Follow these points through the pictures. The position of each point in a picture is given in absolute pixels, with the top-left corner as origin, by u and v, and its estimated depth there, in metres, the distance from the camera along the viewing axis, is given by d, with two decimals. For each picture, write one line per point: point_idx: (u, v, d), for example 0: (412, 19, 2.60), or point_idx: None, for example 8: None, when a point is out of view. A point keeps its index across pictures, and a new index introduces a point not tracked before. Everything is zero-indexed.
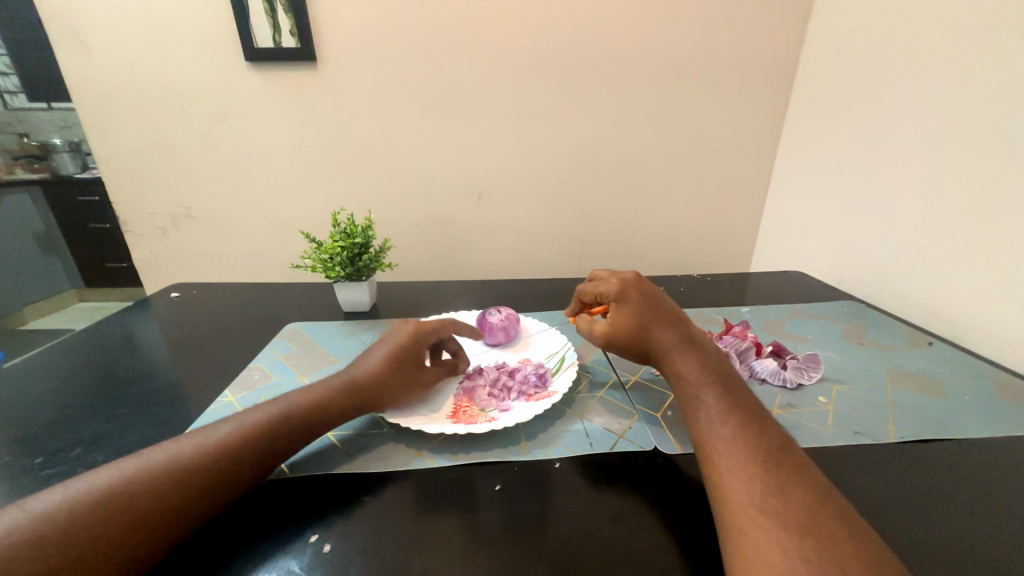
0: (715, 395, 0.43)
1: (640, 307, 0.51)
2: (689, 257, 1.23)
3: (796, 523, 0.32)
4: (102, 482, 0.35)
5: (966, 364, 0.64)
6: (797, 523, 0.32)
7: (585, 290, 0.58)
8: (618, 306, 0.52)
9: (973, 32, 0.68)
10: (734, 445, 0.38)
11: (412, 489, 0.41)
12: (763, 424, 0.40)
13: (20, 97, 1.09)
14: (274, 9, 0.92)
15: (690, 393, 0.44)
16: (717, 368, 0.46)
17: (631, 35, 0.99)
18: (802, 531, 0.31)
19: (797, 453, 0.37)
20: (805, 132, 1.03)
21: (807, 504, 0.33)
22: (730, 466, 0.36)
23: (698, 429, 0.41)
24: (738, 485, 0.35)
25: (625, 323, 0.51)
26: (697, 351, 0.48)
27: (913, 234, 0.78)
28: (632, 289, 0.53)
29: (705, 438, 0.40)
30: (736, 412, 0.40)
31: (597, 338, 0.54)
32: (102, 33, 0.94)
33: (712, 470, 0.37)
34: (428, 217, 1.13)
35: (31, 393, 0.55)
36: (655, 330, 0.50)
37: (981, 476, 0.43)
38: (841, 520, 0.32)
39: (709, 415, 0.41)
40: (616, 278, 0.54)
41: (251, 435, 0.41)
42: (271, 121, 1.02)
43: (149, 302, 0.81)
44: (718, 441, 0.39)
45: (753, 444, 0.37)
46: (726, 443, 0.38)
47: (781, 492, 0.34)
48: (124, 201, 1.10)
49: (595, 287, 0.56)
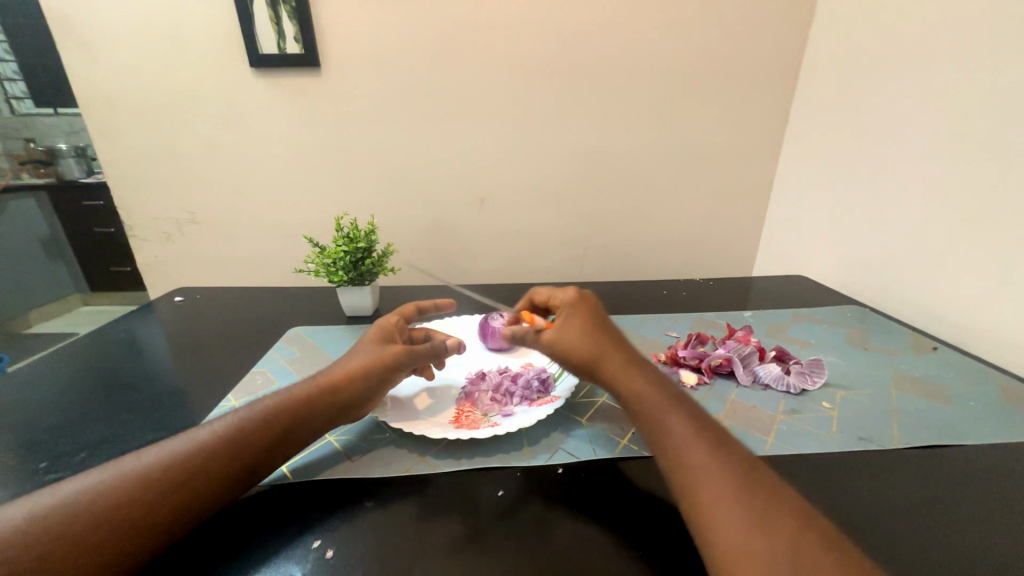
0: (677, 416, 0.40)
1: (591, 315, 0.49)
2: (692, 261, 1.23)
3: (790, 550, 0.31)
4: (90, 489, 0.35)
5: (970, 370, 0.63)
6: (793, 548, 0.31)
7: (538, 296, 0.58)
8: (569, 310, 0.50)
9: (976, 37, 0.68)
10: (712, 471, 0.36)
11: (415, 494, 0.41)
12: (730, 446, 0.38)
13: (26, 103, 1.12)
14: (278, 15, 0.93)
15: (653, 417, 0.41)
16: (672, 387, 0.43)
17: (633, 41, 0.99)
18: (797, 558, 0.30)
19: (766, 470, 0.36)
20: (808, 136, 1.03)
21: (794, 529, 0.32)
22: (713, 497, 0.34)
23: (669, 458, 0.38)
24: (724, 515, 0.33)
25: (578, 326, 0.48)
26: (645, 367, 0.45)
27: (916, 239, 0.78)
28: (584, 297, 0.52)
29: (678, 467, 0.37)
30: (702, 433, 0.38)
31: (541, 342, 0.50)
32: (108, 39, 0.95)
33: (693, 502, 0.35)
34: (430, 221, 1.13)
35: (33, 399, 0.55)
36: (608, 341, 0.47)
37: (987, 482, 0.43)
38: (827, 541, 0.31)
39: (677, 441, 0.38)
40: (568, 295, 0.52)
41: (240, 436, 0.40)
42: (275, 126, 1.03)
43: (153, 306, 0.82)
44: (694, 471, 0.36)
45: (730, 469, 0.36)
46: (703, 471, 0.36)
47: (767, 518, 0.32)
48: (129, 205, 1.10)
49: (551, 291, 0.56)
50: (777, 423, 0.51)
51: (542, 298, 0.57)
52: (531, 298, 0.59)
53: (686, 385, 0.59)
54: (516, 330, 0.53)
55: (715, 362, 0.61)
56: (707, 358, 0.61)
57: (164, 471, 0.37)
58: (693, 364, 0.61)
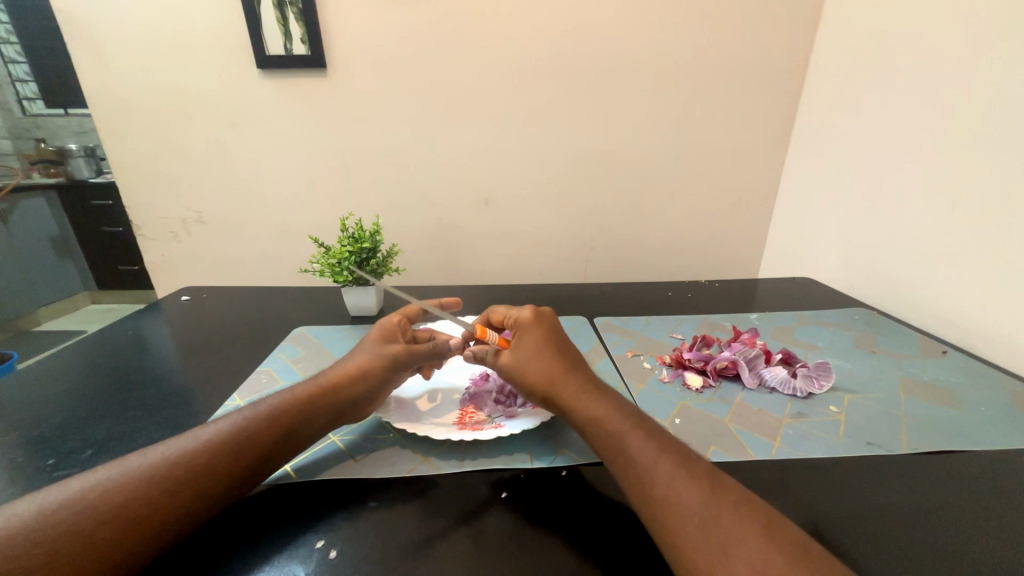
0: (639, 436, 0.40)
1: (546, 337, 0.51)
2: (698, 263, 1.22)
3: (762, 565, 0.30)
4: (96, 486, 0.36)
5: (980, 374, 0.62)
6: (765, 563, 0.31)
7: (493, 315, 0.57)
8: (523, 334, 0.52)
9: (986, 38, 0.67)
10: (677, 490, 0.36)
11: (419, 495, 0.41)
12: (692, 463, 0.38)
13: (37, 104, 1.13)
14: (285, 17, 0.93)
15: (614, 441, 0.41)
16: (629, 408, 0.44)
17: (639, 42, 0.99)
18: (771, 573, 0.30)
19: (736, 484, 0.37)
20: (815, 137, 1.02)
21: (770, 539, 0.32)
22: (686, 515, 0.34)
23: (635, 481, 0.38)
24: (700, 533, 0.33)
25: (533, 350, 0.49)
26: (601, 390, 0.46)
27: (924, 242, 0.77)
28: (538, 319, 0.53)
29: (647, 489, 0.37)
30: (666, 451, 0.39)
31: (500, 365, 0.51)
32: (117, 41, 0.96)
33: (665, 522, 0.35)
34: (435, 222, 1.13)
35: (41, 397, 0.56)
36: (563, 366, 0.48)
37: (1000, 488, 0.42)
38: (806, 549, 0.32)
39: (639, 464, 0.38)
40: (522, 317, 0.53)
41: (242, 435, 0.41)
42: (281, 126, 1.03)
43: (160, 305, 0.82)
44: (663, 490, 0.36)
45: (694, 486, 0.36)
46: (672, 489, 0.36)
47: (743, 530, 0.33)
48: (137, 205, 1.11)
49: (507, 311, 0.56)
50: (783, 427, 0.51)
51: (497, 317, 0.57)
52: (487, 317, 0.58)
53: (691, 388, 0.58)
54: (475, 350, 0.54)
55: (720, 365, 0.60)
56: (712, 361, 0.61)
57: (168, 469, 0.37)
58: (698, 366, 0.61)
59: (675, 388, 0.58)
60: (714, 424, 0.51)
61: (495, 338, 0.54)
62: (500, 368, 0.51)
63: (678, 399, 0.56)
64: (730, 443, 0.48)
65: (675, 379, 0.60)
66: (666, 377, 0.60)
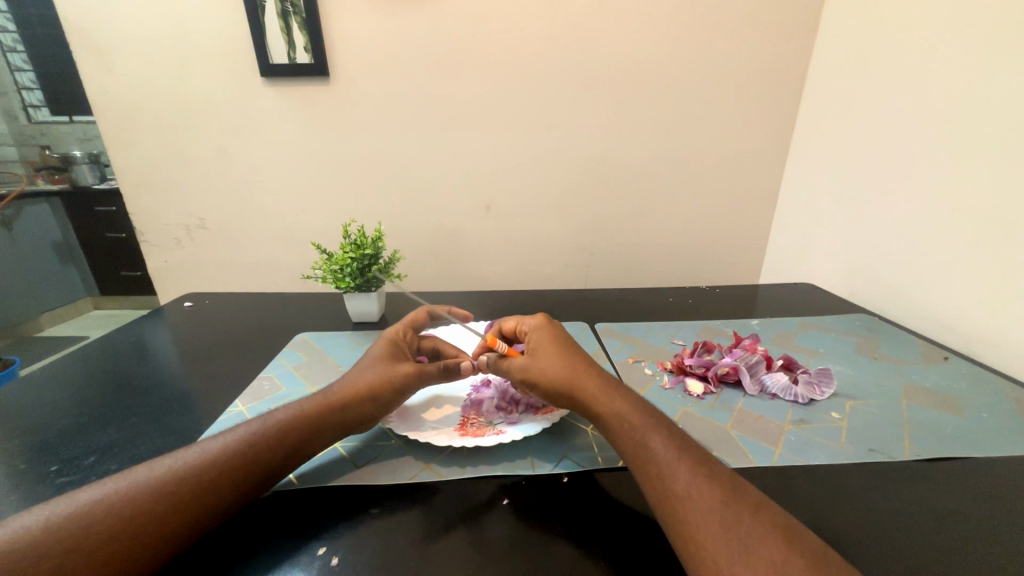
0: (659, 435, 0.40)
1: (559, 342, 0.52)
2: (699, 267, 1.22)
3: (782, 565, 0.31)
4: (103, 500, 0.36)
5: (981, 380, 0.62)
6: (786, 563, 0.31)
7: (504, 326, 0.59)
8: (539, 337, 0.53)
9: (982, 45, 0.68)
10: (699, 489, 0.36)
11: (420, 506, 0.40)
12: (712, 466, 0.38)
13: (43, 111, 1.14)
14: (288, 26, 0.94)
15: (636, 438, 0.41)
16: (651, 408, 0.44)
17: (637, 47, 1.00)
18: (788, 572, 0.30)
19: (752, 487, 0.37)
20: (814, 143, 1.03)
21: (788, 542, 0.32)
22: (705, 512, 0.34)
23: (656, 477, 0.38)
24: (717, 529, 0.33)
25: (551, 351, 0.50)
26: (620, 389, 0.46)
27: (923, 248, 0.78)
28: (552, 325, 0.55)
29: (667, 486, 0.37)
30: (686, 450, 0.39)
31: (511, 368, 0.51)
32: (122, 48, 0.97)
33: (682, 518, 0.35)
34: (437, 227, 1.14)
35: (42, 404, 0.56)
36: (583, 366, 0.48)
37: (998, 494, 0.42)
38: (823, 552, 0.32)
39: (661, 461, 0.38)
40: (535, 324, 0.55)
41: (247, 449, 0.41)
42: (283, 133, 1.04)
43: (163, 311, 0.83)
44: (684, 486, 0.36)
45: (716, 487, 0.36)
46: (693, 486, 0.36)
47: (762, 533, 0.33)
48: (141, 212, 1.12)
49: (518, 320, 0.58)
50: (785, 433, 0.51)
51: (510, 326, 0.58)
52: (499, 328, 0.60)
53: (693, 394, 0.58)
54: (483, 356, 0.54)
55: (722, 371, 0.60)
56: (714, 367, 0.61)
57: (177, 481, 0.37)
58: (698, 372, 0.61)
59: (676, 394, 0.58)
60: (716, 430, 0.51)
61: (505, 348, 0.55)
62: (511, 371, 0.50)
63: (680, 406, 0.56)
64: (733, 450, 0.48)
65: (677, 385, 0.60)
66: (668, 383, 0.60)
